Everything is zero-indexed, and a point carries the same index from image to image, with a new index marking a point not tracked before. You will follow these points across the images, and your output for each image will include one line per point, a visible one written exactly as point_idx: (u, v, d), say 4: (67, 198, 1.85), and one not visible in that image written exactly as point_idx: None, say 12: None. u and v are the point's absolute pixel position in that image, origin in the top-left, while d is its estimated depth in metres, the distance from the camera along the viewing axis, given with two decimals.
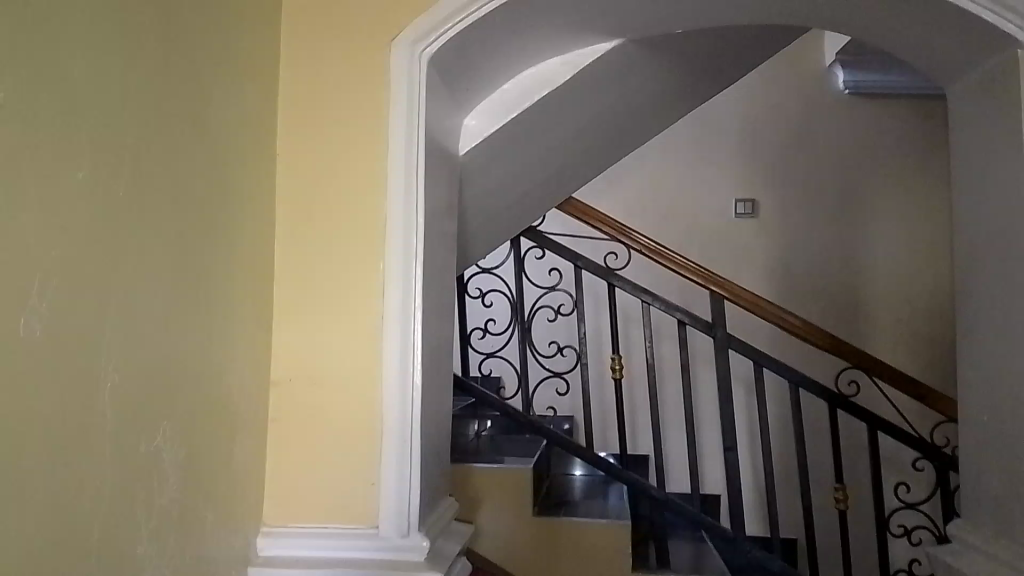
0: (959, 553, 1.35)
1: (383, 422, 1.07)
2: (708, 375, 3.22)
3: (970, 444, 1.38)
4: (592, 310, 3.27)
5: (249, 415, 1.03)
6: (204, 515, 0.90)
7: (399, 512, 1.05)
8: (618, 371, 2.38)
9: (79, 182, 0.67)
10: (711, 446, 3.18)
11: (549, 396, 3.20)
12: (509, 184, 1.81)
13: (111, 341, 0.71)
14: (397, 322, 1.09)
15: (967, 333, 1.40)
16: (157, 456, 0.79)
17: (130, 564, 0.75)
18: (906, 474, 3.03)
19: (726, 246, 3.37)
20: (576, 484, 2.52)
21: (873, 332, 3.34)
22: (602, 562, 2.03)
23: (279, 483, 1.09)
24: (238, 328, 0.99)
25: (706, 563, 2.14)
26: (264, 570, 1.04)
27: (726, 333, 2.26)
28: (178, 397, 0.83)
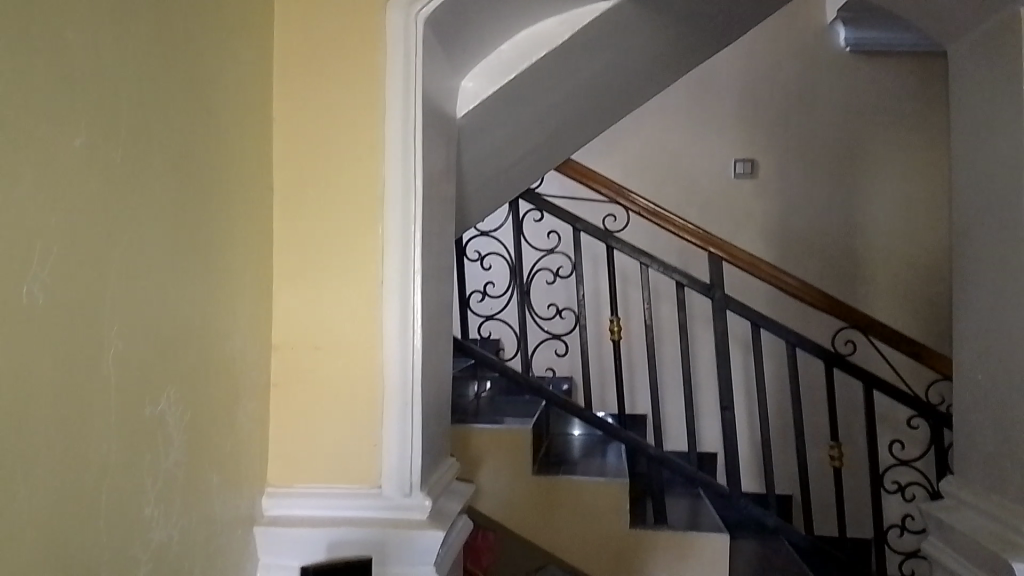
0: (952, 507, 1.38)
1: (385, 385, 1.08)
2: (706, 335, 3.24)
3: (964, 403, 1.40)
4: (590, 271, 3.28)
5: (251, 378, 1.04)
6: (210, 477, 0.92)
7: (401, 472, 1.07)
8: (616, 332, 2.38)
9: (77, 150, 0.67)
10: (708, 405, 3.22)
11: (548, 357, 3.22)
12: (508, 147, 1.80)
13: (113, 308, 0.72)
14: (397, 286, 1.09)
15: (964, 293, 1.40)
16: (162, 419, 0.80)
17: (139, 525, 0.76)
18: (900, 432, 3.07)
19: (725, 206, 3.36)
20: (575, 443, 2.55)
21: (870, 292, 3.35)
22: (601, 518, 2.07)
23: (282, 445, 1.11)
24: (239, 294, 1.00)
25: (703, 518, 2.19)
26: (270, 529, 1.06)
27: (724, 294, 2.27)
28: (181, 363, 0.84)
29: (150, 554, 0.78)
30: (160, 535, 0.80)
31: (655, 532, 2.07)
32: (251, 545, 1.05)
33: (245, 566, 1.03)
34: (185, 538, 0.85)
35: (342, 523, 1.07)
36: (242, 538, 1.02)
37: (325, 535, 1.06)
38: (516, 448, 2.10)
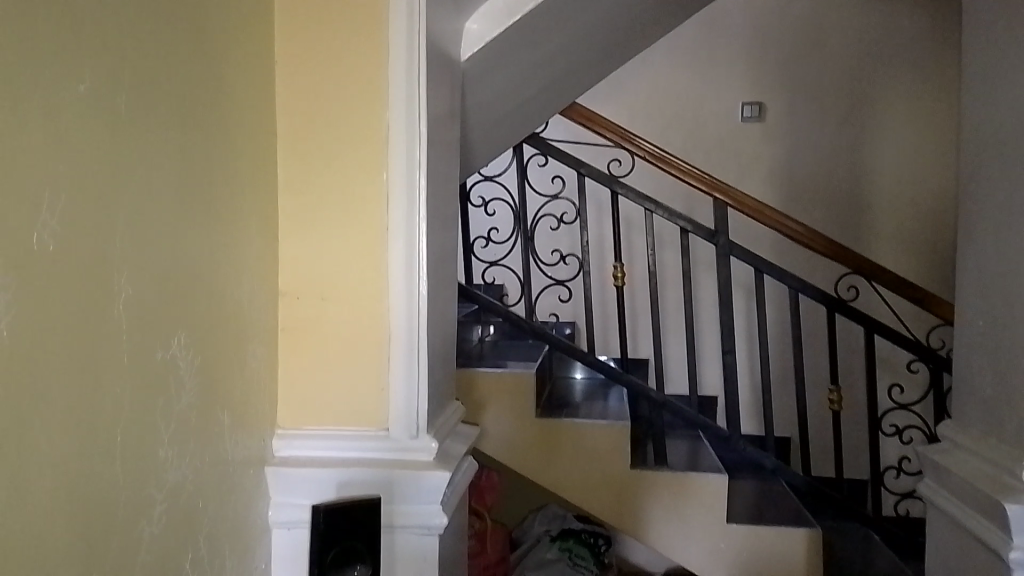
0: (947, 450, 1.41)
1: (392, 331, 1.10)
2: (709, 280, 3.25)
3: (964, 348, 1.42)
4: (594, 217, 3.27)
5: (259, 324, 1.05)
6: (221, 419, 0.94)
7: (407, 415, 1.09)
8: (620, 278, 2.38)
9: (82, 96, 0.66)
10: (710, 350, 3.24)
11: (552, 302, 3.24)
12: (513, 90, 1.78)
13: (123, 255, 0.72)
14: (402, 233, 1.09)
15: (968, 239, 1.40)
16: (173, 362, 0.82)
17: (154, 465, 0.78)
18: (899, 376, 3.10)
19: (731, 150, 3.34)
20: (576, 387, 2.58)
21: (874, 237, 3.33)
22: (602, 458, 2.12)
23: (292, 389, 1.12)
24: (245, 240, 1.00)
25: (702, 460, 2.24)
26: (280, 469, 1.08)
27: (728, 240, 2.26)
28: (191, 307, 0.85)
29: (166, 493, 0.81)
30: (175, 475, 0.83)
31: (655, 472, 2.11)
32: (261, 485, 1.07)
33: (256, 505, 1.05)
34: (199, 478, 0.88)
35: (350, 463, 1.09)
36: (253, 478, 1.04)
37: (334, 475, 1.08)
38: (519, 392, 2.12)
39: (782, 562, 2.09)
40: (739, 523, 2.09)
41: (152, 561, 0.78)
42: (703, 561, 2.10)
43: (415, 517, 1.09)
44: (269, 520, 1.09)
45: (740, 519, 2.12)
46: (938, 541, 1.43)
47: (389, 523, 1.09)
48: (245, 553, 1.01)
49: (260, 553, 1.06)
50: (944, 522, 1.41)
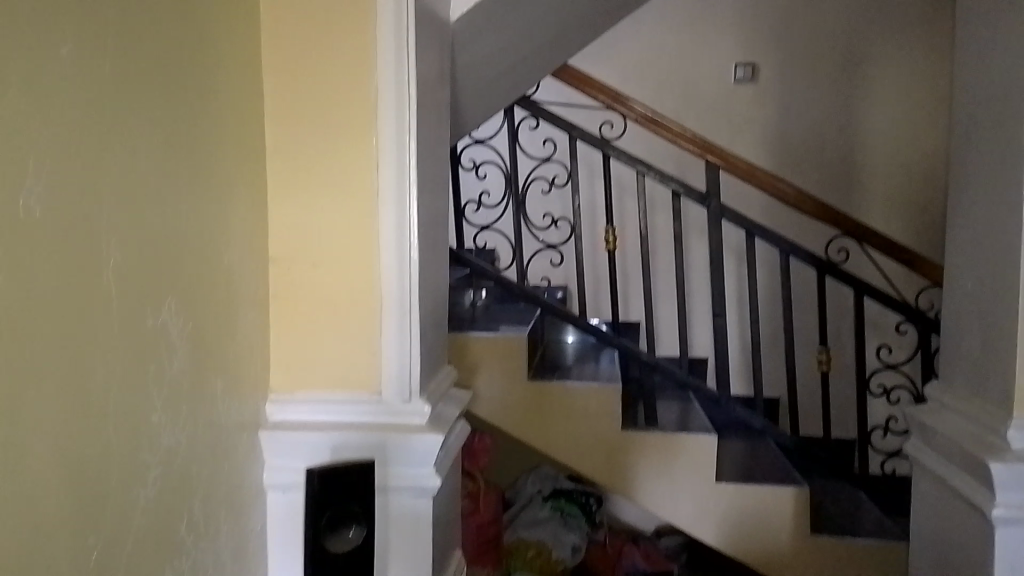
0: (933, 411, 1.43)
1: (383, 297, 1.09)
2: (700, 243, 3.26)
3: (953, 310, 1.43)
4: (586, 180, 3.26)
5: (249, 291, 1.04)
6: (213, 385, 0.94)
7: (400, 379, 1.10)
8: (612, 242, 2.38)
9: (65, 60, 0.65)
10: (701, 313, 3.26)
11: (544, 267, 3.24)
12: (504, 52, 1.75)
13: (111, 220, 0.72)
14: (393, 199, 1.08)
15: (960, 201, 1.40)
16: (163, 328, 0.81)
17: (147, 430, 0.79)
18: (887, 337, 3.13)
19: (724, 113, 3.31)
20: (568, 350, 2.60)
21: (866, 199, 3.32)
22: (593, 420, 2.14)
23: (283, 355, 1.12)
24: (234, 205, 0.99)
25: (692, 420, 2.27)
26: (274, 434, 1.09)
27: (720, 203, 2.25)
28: (180, 273, 0.85)
29: (160, 458, 0.81)
30: (168, 441, 0.83)
31: (645, 433, 2.14)
32: (256, 449, 1.08)
33: (251, 468, 1.06)
34: (192, 443, 0.88)
35: (344, 427, 1.10)
36: (247, 442, 1.05)
37: (328, 439, 1.09)
38: (511, 356, 2.13)
39: (770, 520, 2.12)
40: (728, 482, 2.12)
41: (147, 525, 0.79)
42: (692, 520, 2.14)
43: (409, 480, 1.10)
44: (264, 483, 1.10)
45: (729, 477, 2.15)
46: (923, 499, 1.46)
47: (383, 485, 1.10)
48: (240, 515, 1.02)
49: (255, 515, 1.07)
50: (929, 481, 1.43)
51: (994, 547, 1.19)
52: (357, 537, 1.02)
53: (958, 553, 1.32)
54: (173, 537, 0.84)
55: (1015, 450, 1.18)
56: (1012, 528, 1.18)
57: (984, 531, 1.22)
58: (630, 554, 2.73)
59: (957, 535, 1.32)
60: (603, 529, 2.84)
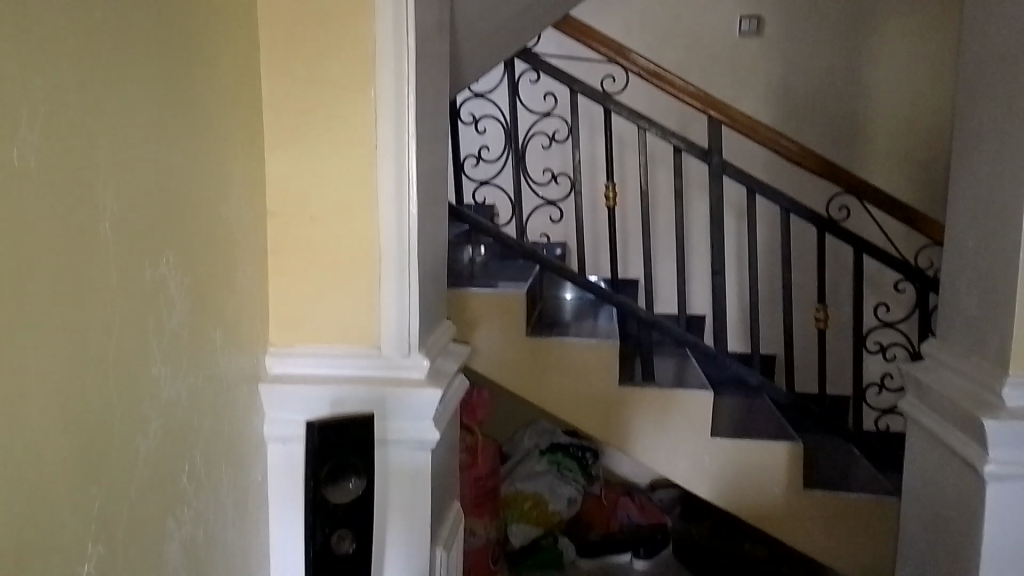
0: (929, 368, 1.44)
1: (382, 250, 1.09)
2: (701, 200, 3.24)
3: (952, 268, 1.43)
4: (587, 134, 3.22)
5: (247, 244, 1.04)
6: (213, 337, 0.94)
7: (400, 334, 1.10)
8: (612, 198, 2.36)
9: (56, 6, 0.64)
10: (700, 270, 3.26)
11: (543, 223, 3.23)
12: (504, 2, 1.72)
13: (106, 171, 0.71)
14: (391, 152, 1.07)
15: (963, 157, 1.39)
16: (162, 281, 0.81)
17: (148, 381, 0.79)
18: (885, 295, 3.14)
19: (727, 67, 3.26)
20: (566, 306, 2.61)
21: (869, 156, 3.29)
22: (591, 375, 2.15)
23: (281, 308, 1.12)
24: (231, 157, 0.98)
25: (689, 377, 2.28)
26: (274, 387, 1.10)
27: (721, 159, 2.23)
28: (178, 226, 0.84)
29: (161, 410, 0.82)
30: (169, 393, 0.83)
31: (642, 389, 2.16)
32: (256, 401, 1.09)
33: (251, 421, 1.07)
34: (193, 395, 0.89)
35: (343, 381, 1.11)
36: (247, 395, 1.06)
37: (328, 393, 1.10)
38: (509, 313, 2.14)
39: (764, 474, 2.15)
40: (723, 437, 2.15)
41: (149, 475, 0.79)
42: (687, 474, 2.17)
43: (407, 433, 1.11)
44: (264, 435, 1.11)
45: (724, 433, 2.18)
46: (916, 455, 1.48)
47: (382, 438, 1.11)
48: (241, 467, 1.03)
49: (256, 467, 1.08)
50: (923, 437, 1.45)
51: (986, 502, 1.21)
52: (357, 488, 1.03)
53: (949, 507, 1.35)
54: (176, 487, 0.85)
55: (1010, 407, 1.20)
56: (1004, 484, 1.20)
57: (975, 486, 1.24)
58: (625, 506, 2.81)
59: (948, 490, 1.35)
60: (599, 482, 2.91)
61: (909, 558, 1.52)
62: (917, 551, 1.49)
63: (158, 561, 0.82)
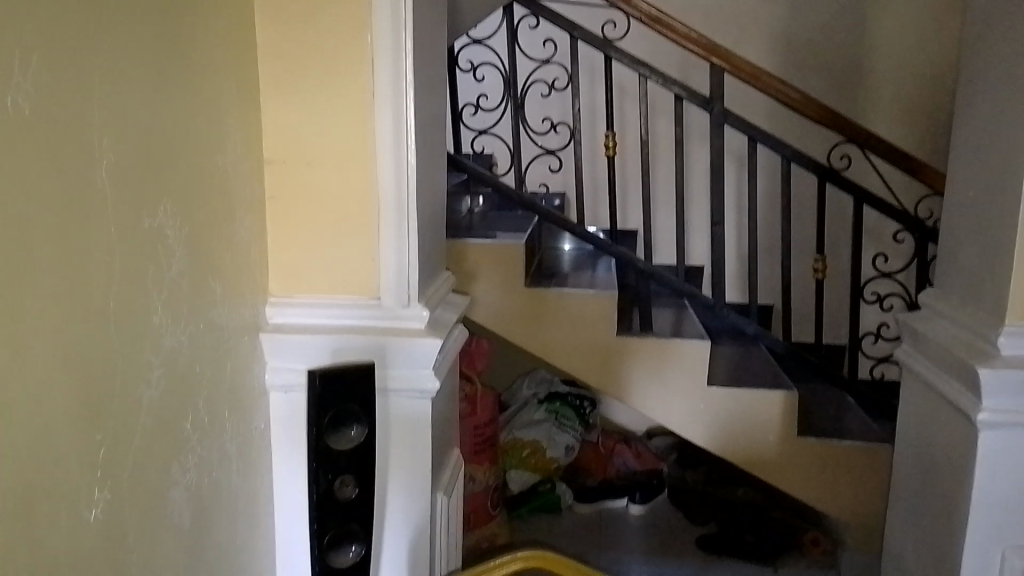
0: (925, 317, 1.45)
1: (381, 198, 1.08)
2: (701, 148, 3.21)
3: (952, 217, 1.42)
4: (587, 82, 3.18)
5: (245, 193, 1.03)
6: (212, 288, 0.94)
7: (399, 284, 1.10)
8: (612, 148, 2.33)
9: None
10: (699, 219, 3.25)
11: (542, 172, 3.21)
12: None
13: (102, 116, 0.70)
14: (389, 100, 1.06)
15: (966, 107, 1.37)
16: (160, 231, 0.81)
17: (148, 331, 0.79)
18: (884, 245, 3.14)
19: (730, 12, 3.20)
20: (565, 257, 2.61)
21: (873, 105, 3.24)
22: (590, 325, 2.17)
23: (281, 258, 1.12)
24: (227, 106, 0.97)
25: (686, 327, 2.29)
26: (275, 336, 1.10)
27: (723, 107, 2.20)
28: (175, 175, 0.83)
29: (162, 358, 0.82)
30: (170, 342, 0.84)
31: (639, 338, 2.17)
32: (257, 351, 1.10)
33: (253, 370, 1.08)
34: (194, 344, 0.89)
35: (344, 330, 1.11)
36: (248, 343, 1.06)
37: (329, 342, 1.10)
38: (507, 263, 2.14)
39: (759, 423, 2.18)
40: (719, 386, 2.17)
41: (153, 423, 0.81)
42: (682, 421, 2.20)
43: (407, 382, 1.12)
44: (266, 384, 1.12)
45: (721, 382, 2.20)
46: (910, 403, 1.50)
47: (383, 387, 1.12)
48: (244, 415, 1.05)
49: (258, 414, 1.10)
50: (919, 386, 1.46)
51: (977, 448, 1.23)
52: (359, 436, 1.04)
53: (941, 454, 1.37)
54: (179, 435, 0.86)
55: (1004, 356, 1.21)
56: (996, 431, 1.22)
57: (968, 434, 1.26)
58: (621, 453, 2.85)
59: (941, 438, 1.37)
60: (596, 429, 2.93)
61: (901, 502, 1.56)
62: (909, 496, 1.52)
63: (164, 505, 0.83)
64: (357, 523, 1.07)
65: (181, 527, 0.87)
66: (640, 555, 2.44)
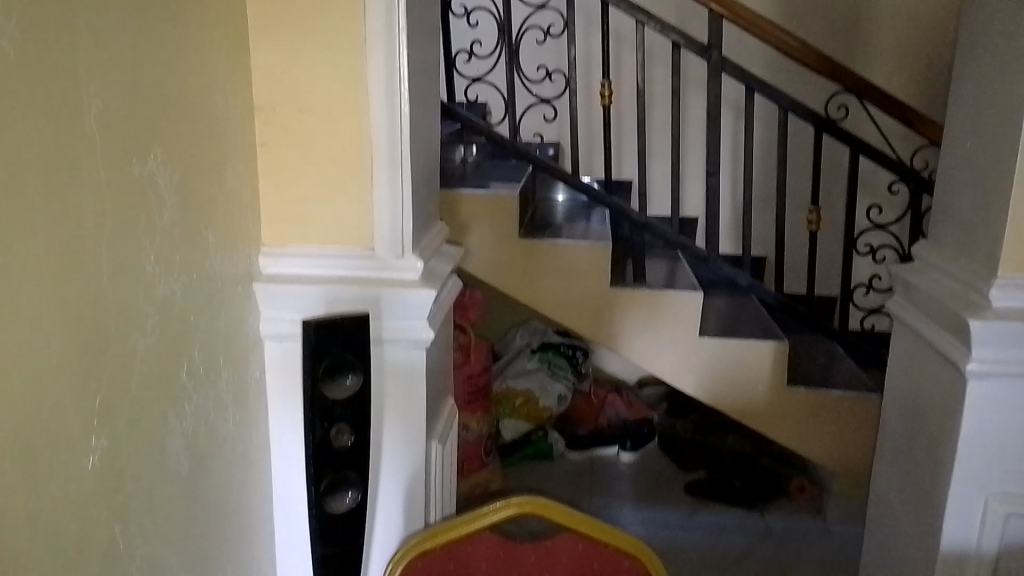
0: (918, 269, 1.46)
1: (374, 147, 1.07)
2: (698, 97, 3.18)
3: (948, 170, 1.42)
4: (583, 29, 3.12)
5: (236, 142, 1.02)
6: (205, 238, 0.93)
7: (393, 234, 1.09)
8: (609, 97, 2.29)
9: None
10: (694, 170, 3.23)
11: (537, 122, 3.17)
12: None
13: (88, 60, 0.68)
14: (381, 46, 1.04)
15: (966, 57, 1.36)
16: (151, 178, 0.80)
17: (142, 280, 0.79)
18: (879, 196, 3.13)
19: None
20: (558, 208, 2.59)
21: (871, 53, 3.19)
22: (584, 275, 2.17)
23: (274, 207, 1.11)
24: (216, 52, 0.95)
25: (680, 279, 2.30)
26: (269, 286, 1.10)
27: (721, 56, 2.16)
28: (165, 123, 0.82)
29: (156, 308, 0.82)
30: (163, 291, 0.83)
31: (633, 289, 2.17)
32: (251, 301, 1.10)
33: (247, 319, 1.08)
34: (188, 294, 0.89)
35: (338, 281, 1.11)
36: (242, 293, 1.06)
37: (322, 292, 1.10)
38: (501, 214, 2.13)
39: (749, 373, 2.21)
40: (711, 337, 2.19)
41: (149, 372, 0.81)
42: (674, 371, 2.23)
43: (402, 333, 1.12)
44: (261, 334, 1.12)
45: (713, 333, 2.22)
46: (900, 354, 1.51)
47: (378, 337, 1.12)
48: (239, 364, 1.05)
49: (253, 364, 1.10)
50: (909, 337, 1.47)
51: (966, 397, 1.25)
52: (355, 384, 1.05)
53: (930, 403, 1.39)
54: (176, 384, 0.87)
55: (995, 308, 1.22)
56: (984, 381, 1.24)
57: (957, 383, 1.28)
58: (613, 403, 2.88)
59: (930, 388, 1.38)
60: (588, 378, 2.95)
61: (888, 451, 1.59)
62: (895, 444, 1.55)
63: (160, 453, 0.84)
64: (354, 471, 1.08)
65: (179, 474, 0.89)
66: (630, 501, 2.49)
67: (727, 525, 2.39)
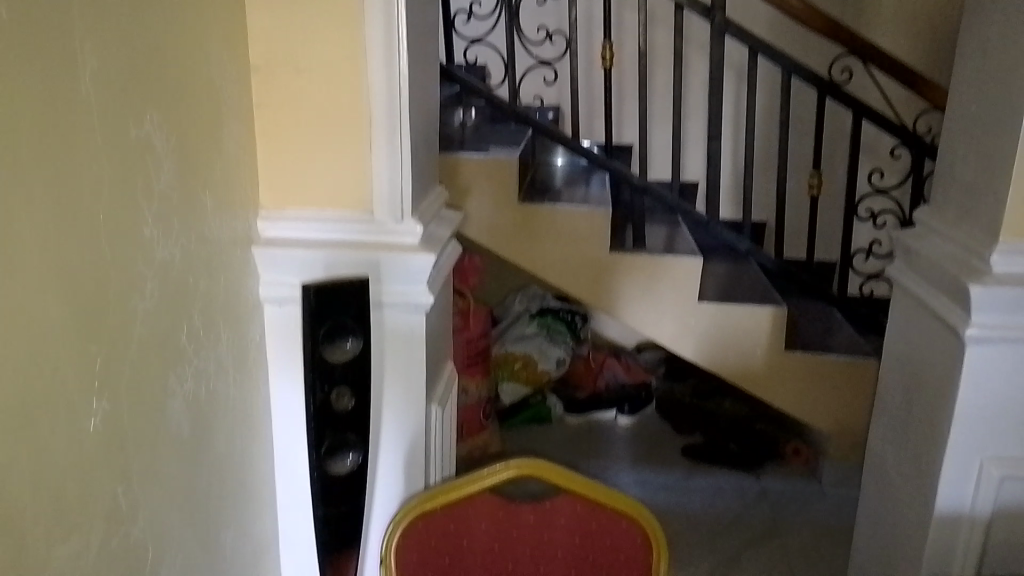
0: (919, 235, 1.45)
1: (372, 109, 1.06)
2: (699, 59, 3.14)
3: (952, 135, 1.40)
4: None
5: (233, 104, 1.01)
6: (203, 201, 0.93)
7: (392, 198, 1.09)
8: (609, 58, 2.24)
9: None
10: (695, 134, 3.21)
11: (537, 84, 3.14)
12: None
13: (81, 19, 0.67)
14: (378, 6, 1.02)
15: (973, 19, 1.34)
16: (148, 139, 0.79)
17: (140, 242, 0.79)
18: (880, 161, 3.11)
19: None
20: (558, 172, 2.58)
21: (876, 15, 3.14)
22: (583, 240, 2.16)
23: (272, 170, 1.10)
24: (210, 11, 0.93)
25: (680, 244, 2.29)
26: (268, 250, 1.09)
27: (724, 18, 2.12)
28: (160, 83, 0.81)
29: (155, 270, 0.82)
30: (162, 253, 0.83)
31: (632, 254, 2.17)
32: (250, 264, 1.09)
33: (246, 283, 1.08)
34: (187, 256, 0.89)
35: (337, 245, 1.11)
36: (241, 257, 1.06)
37: (321, 256, 1.09)
38: (500, 178, 2.11)
39: (747, 338, 2.22)
40: (710, 302, 2.19)
41: (149, 334, 0.81)
42: (673, 335, 2.23)
43: (401, 297, 1.11)
44: (259, 297, 1.12)
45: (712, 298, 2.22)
46: (899, 319, 1.52)
47: (377, 301, 1.12)
48: (239, 328, 1.05)
49: (253, 326, 1.10)
50: (908, 302, 1.47)
51: (964, 362, 1.26)
52: (355, 348, 1.05)
53: (928, 367, 1.39)
54: (176, 346, 0.87)
55: (995, 273, 1.22)
56: (982, 346, 1.24)
57: (955, 348, 1.28)
58: (612, 367, 2.89)
59: (927, 353, 1.39)
60: (587, 342, 2.96)
61: (885, 414, 1.60)
62: (892, 408, 1.56)
63: (161, 415, 0.84)
64: (354, 434, 1.09)
65: (181, 436, 0.89)
66: (628, 463, 2.52)
67: (723, 487, 2.42)
